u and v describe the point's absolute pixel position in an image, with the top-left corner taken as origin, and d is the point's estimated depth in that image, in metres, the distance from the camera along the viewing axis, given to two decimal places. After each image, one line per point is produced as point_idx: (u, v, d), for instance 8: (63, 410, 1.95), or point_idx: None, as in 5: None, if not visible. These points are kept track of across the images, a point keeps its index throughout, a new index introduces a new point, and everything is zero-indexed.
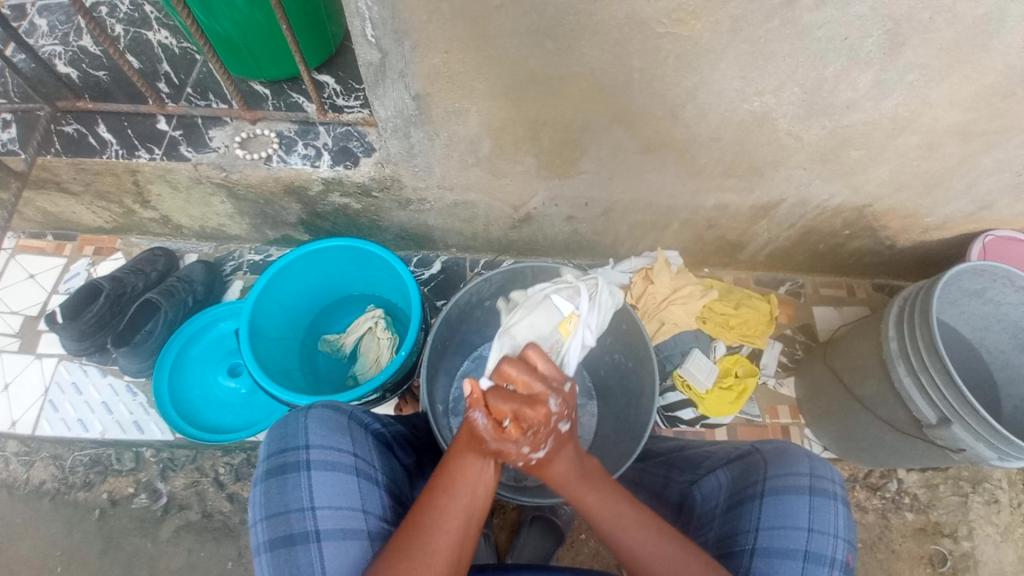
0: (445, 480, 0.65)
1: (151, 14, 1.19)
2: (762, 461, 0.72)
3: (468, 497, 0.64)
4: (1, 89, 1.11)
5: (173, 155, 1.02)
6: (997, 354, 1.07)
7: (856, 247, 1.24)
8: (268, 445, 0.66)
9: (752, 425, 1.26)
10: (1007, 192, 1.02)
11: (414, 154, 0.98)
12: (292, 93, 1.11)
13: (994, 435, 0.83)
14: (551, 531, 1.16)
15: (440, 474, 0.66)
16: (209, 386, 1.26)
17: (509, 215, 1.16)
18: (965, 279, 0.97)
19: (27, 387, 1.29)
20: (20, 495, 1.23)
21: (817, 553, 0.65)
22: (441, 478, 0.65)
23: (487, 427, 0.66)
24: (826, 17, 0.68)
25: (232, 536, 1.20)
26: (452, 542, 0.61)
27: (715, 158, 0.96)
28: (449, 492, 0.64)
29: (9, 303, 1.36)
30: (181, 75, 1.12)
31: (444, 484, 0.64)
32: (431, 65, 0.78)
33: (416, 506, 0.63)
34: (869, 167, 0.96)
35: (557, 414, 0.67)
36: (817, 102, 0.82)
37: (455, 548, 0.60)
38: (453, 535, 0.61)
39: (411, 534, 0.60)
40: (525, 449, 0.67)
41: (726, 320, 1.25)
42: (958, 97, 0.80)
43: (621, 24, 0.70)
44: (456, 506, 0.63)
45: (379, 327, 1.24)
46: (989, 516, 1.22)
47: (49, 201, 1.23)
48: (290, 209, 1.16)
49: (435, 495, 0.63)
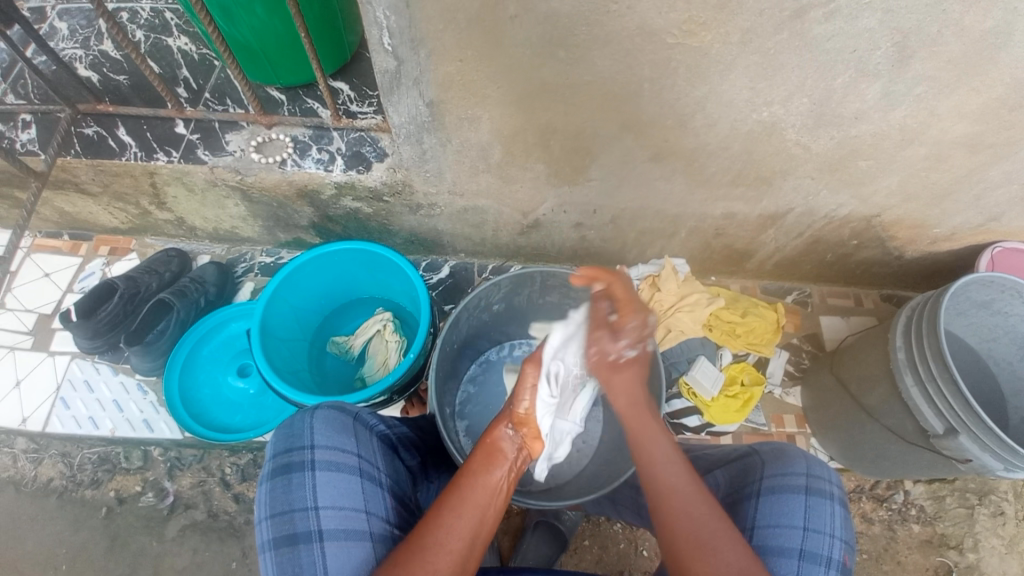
0: (454, 497, 0.65)
1: (171, 21, 1.22)
2: (758, 461, 0.73)
3: (475, 519, 0.64)
4: (24, 91, 1.14)
5: (190, 158, 1.04)
6: (1005, 366, 1.07)
7: (863, 257, 1.24)
8: (274, 444, 0.67)
9: (758, 433, 1.25)
10: (1015, 204, 1.03)
11: (425, 159, 0.99)
12: (307, 99, 1.13)
13: (999, 445, 0.83)
14: (554, 537, 1.15)
15: (452, 486, 0.67)
16: (217, 386, 1.27)
17: (517, 221, 1.18)
18: (973, 290, 0.97)
19: (40, 384, 1.30)
20: (30, 491, 1.25)
21: (812, 552, 0.65)
22: (451, 493, 0.66)
23: (604, 315, 0.82)
24: (835, 29, 0.70)
25: (237, 535, 1.21)
26: (460, 551, 0.61)
27: (722, 167, 0.97)
28: (457, 510, 0.63)
29: (24, 301, 1.38)
30: (200, 80, 1.14)
31: (455, 495, 0.65)
32: (444, 73, 0.80)
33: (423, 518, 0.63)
34: (876, 178, 0.97)
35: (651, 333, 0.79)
36: (824, 113, 0.83)
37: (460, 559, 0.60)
38: (457, 548, 0.61)
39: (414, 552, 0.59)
40: (621, 343, 0.77)
41: (733, 328, 1.27)
42: (965, 109, 0.81)
43: (632, 35, 0.72)
44: (461, 521, 0.63)
45: (387, 330, 1.25)
46: (995, 530, 1.21)
47: (67, 202, 1.26)
48: (302, 212, 1.18)
49: (443, 505, 0.64)
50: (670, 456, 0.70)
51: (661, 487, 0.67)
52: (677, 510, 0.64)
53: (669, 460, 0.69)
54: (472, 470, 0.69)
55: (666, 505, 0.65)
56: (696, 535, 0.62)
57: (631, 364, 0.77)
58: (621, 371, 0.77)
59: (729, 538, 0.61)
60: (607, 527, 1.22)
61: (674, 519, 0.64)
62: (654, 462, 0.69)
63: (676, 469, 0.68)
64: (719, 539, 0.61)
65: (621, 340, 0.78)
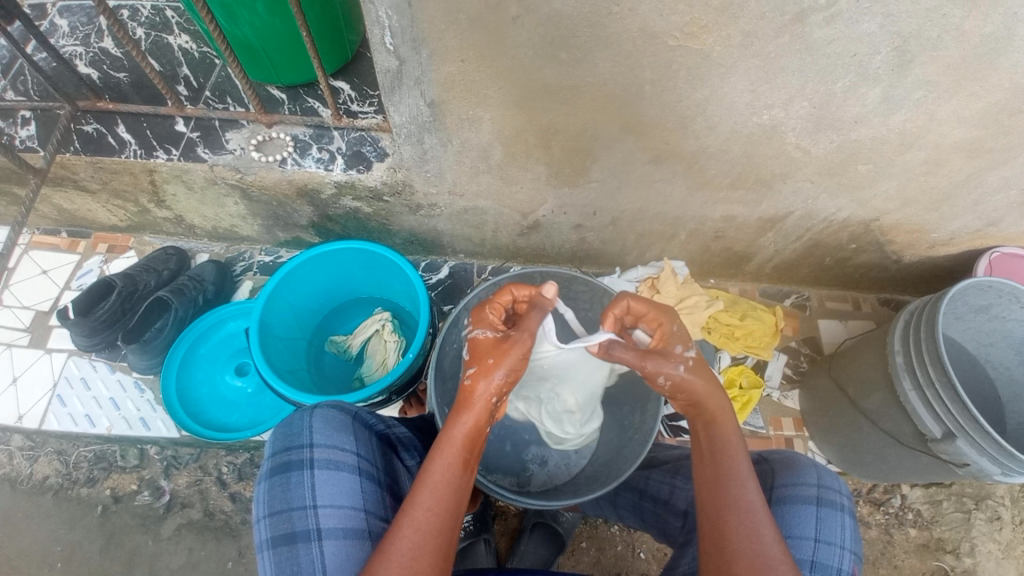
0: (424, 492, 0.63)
1: (171, 19, 1.22)
2: (771, 470, 0.74)
3: (439, 502, 0.62)
4: (23, 88, 1.13)
5: (189, 156, 1.03)
6: (1002, 370, 1.07)
7: (861, 261, 1.24)
8: (273, 443, 0.67)
9: (756, 436, 1.26)
10: (1014, 209, 1.03)
11: (426, 160, 0.99)
12: (308, 98, 1.13)
13: (998, 450, 0.83)
14: (551, 538, 1.15)
15: (421, 479, 0.64)
16: (216, 385, 1.27)
17: (517, 222, 1.18)
18: (972, 294, 0.98)
19: (37, 381, 1.30)
20: (24, 489, 1.24)
21: (823, 563, 0.65)
22: (421, 491, 0.63)
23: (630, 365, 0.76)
24: (835, 33, 0.70)
25: (233, 535, 1.21)
26: (440, 550, 0.60)
27: (723, 169, 0.97)
28: (431, 510, 0.62)
29: (21, 298, 1.37)
30: (200, 78, 1.14)
31: (424, 492, 0.63)
32: (445, 73, 0.80)
33: (398, 516, 0.61)
34: (877, 182, 0.97)
35: (683, 344, 0.74)
36: (825, 117, 0.83)
37: (439, 559, 0.60)
38: (435, 554, 0.60)
39: (389, 557, 0.58)
40: (679, 348, 0.74)
41: (731, 331, 1.27)
42: (965, 114, 0.81)
43: (634, 37, 0.72)
44: (431, 521, 0.61)
45: (386, 330, 1.25)
46: (991, 534, 1.22)
47: (66, 199, 1.25)
48: (302, 211, 1.17)
49: (415, 503, 0.62)
50: (749, 473, 0.66)
51: (725, 500, 0.64)
52: (738, 527, 0.62)
53: (744, 477, 0.66)
54: (438, 459, 0.65)
55: (727, 517, 0.63)
56: (759, 557, 0.60)
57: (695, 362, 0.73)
58: (700, 371, 0.72)
59: (787, 565, 0.59)
60: (604, 529, 1.21)
61: (732, 535, 0.62)
62: (727, 475, 0.66)
63: (747, 488, 0.65)
64: (778, 564, 0.59)
65: (676, 347, 0.74)
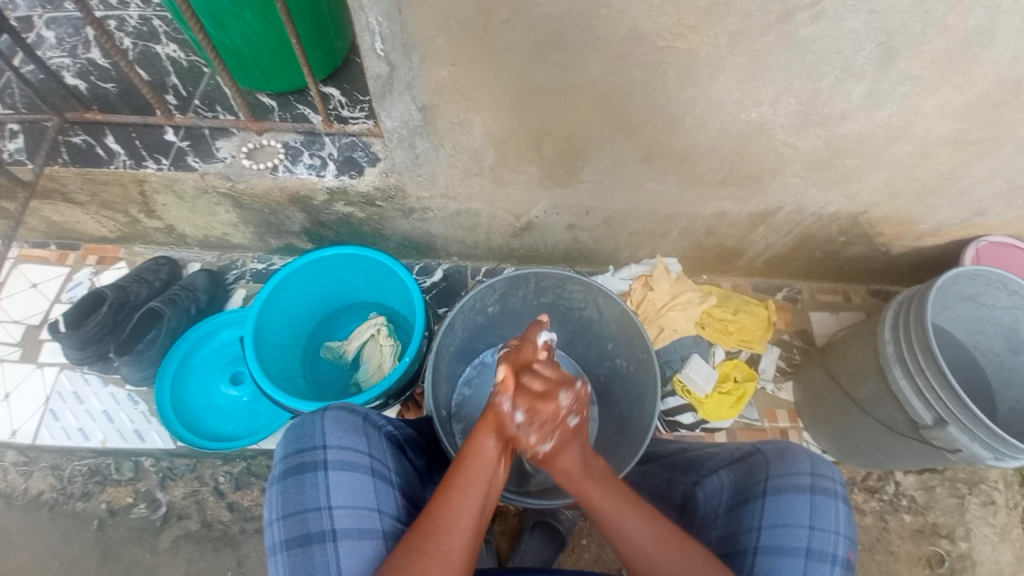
0: (461, 482, 0.67)
1: (159, 28, 1.21)
2: (764, 460, 0.73)
3: (467, 495, 0.66)
4: (11, 101, 1.12)
5: (179, 165, 1.03)
6: (991, 358, 1.09)
7: (850, 254, 1.26)
8: (285, 445, 0.66)
9: (752, 428, 1.27)
10: (998, 199, 1.05)
11: (418, 164, 0.99)
12: (298, 104, 1.13)
13: (990, 436, 0.85)
14: (552, 536, 1.16)
15: (456, 472, 0.69)
16: (211, 395, 1.27)
17: (510, 224, 1.18)
18: (959, 284, 1.00)
19: (29, 396, 1.29)
20: (20, 505, 1.23)
21: (818, 550, 0.66)
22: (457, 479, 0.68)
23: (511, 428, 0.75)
24: (821, 31, 0.71)
25: (232, 544, 1.20)
26: (469, 536, 0.63)
27: (713, 166, 0.98)
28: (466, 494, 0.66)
29: (12, 312, 1.36)
30: (189, 87, 1.13)
31: (458, 486, 0.67)
32: (437, 77, 0.80)
33: (434, 499, 0.66)
34: (863, 175, 0.99)
35: (568, 410, 0.75)
36: (812, 113, 0.85)
37: (469, 545, 0.63)
38: (466, 541, 0.63)
39: (423, 533, 0.61)
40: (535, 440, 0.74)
41: (725, 326, 1.28)
42: (949, 107, 0.83)
43: (624, 38, 0.73)
44: (467, 505, 0.65)
45: (382, 334, 1.26)
46: (986, 518, 1.24)
47: (55, 211, 1.24)
48: (294, 217, 1.17)
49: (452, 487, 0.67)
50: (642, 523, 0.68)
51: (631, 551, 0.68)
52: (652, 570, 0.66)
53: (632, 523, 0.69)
54: (471, 458, 0.71)
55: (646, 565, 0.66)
56: None
57: (559, 451, 0.74)
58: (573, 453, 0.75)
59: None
60: None
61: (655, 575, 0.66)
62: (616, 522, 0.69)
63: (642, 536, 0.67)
64: None
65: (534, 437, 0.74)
